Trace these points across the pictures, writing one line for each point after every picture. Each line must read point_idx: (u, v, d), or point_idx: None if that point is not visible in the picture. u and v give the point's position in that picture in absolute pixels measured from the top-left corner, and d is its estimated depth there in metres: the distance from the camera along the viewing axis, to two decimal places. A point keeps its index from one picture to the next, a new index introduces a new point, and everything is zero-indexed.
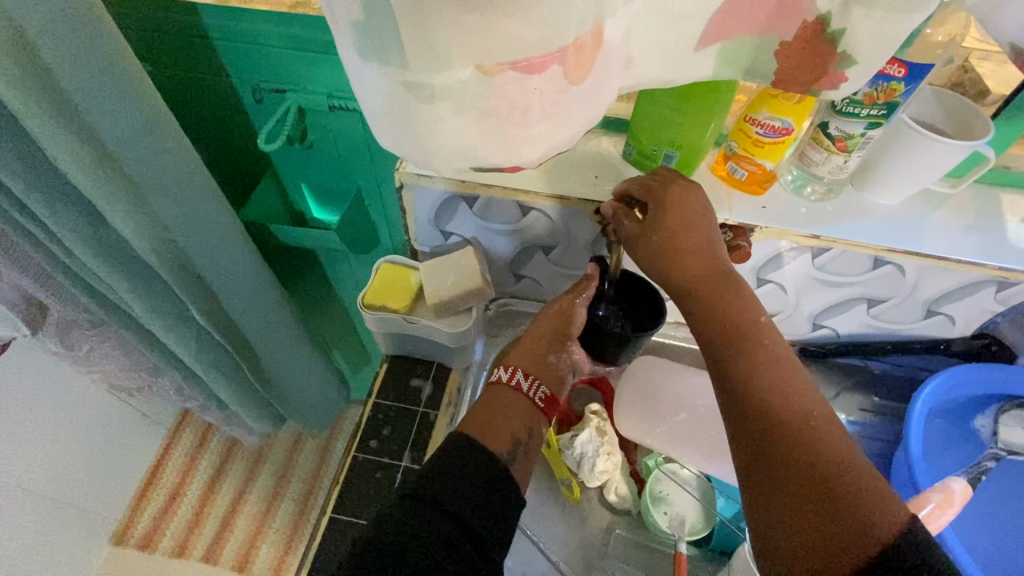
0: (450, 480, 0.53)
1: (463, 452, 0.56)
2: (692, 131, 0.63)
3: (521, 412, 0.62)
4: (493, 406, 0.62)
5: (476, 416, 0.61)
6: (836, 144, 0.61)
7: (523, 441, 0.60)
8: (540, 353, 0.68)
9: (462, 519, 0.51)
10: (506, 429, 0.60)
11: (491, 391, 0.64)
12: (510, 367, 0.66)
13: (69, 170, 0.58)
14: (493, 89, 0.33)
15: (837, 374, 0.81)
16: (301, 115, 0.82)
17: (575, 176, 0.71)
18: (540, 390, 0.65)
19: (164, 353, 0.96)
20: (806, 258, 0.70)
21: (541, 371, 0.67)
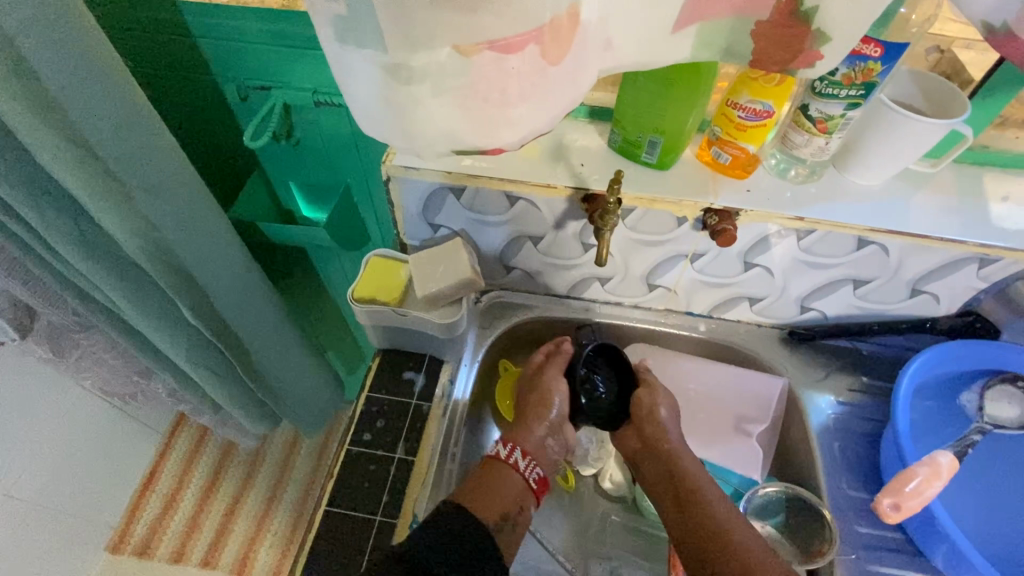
0: (432, 541, 0.53)
1: (449, 517, 0.56)
2: (675, 117, 0.64)
3: (514, 489, 0.62)
4: (488, 482, 0.62)
5: (469, 490, 0.61)
6: (817, 126, 0.62)
7: (511, 516, 0.60)
8: (537, 432, 0.68)
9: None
10: (498, 503, 0.60)
11: (487, 466, 0.64)
12: (509, 443, 0.66)
13: (54, 169, 0.58)
14: (472, 70, 0.34)
15: (824, 356, 0.83)
16: (286, 113, 0.82)
17: (561, 166, 0.71)
18: (535, 471, 0.65)
19: (156, 356, 0.95)
20: (792, 240, 0.71)
21: (536, 451, 0.67)
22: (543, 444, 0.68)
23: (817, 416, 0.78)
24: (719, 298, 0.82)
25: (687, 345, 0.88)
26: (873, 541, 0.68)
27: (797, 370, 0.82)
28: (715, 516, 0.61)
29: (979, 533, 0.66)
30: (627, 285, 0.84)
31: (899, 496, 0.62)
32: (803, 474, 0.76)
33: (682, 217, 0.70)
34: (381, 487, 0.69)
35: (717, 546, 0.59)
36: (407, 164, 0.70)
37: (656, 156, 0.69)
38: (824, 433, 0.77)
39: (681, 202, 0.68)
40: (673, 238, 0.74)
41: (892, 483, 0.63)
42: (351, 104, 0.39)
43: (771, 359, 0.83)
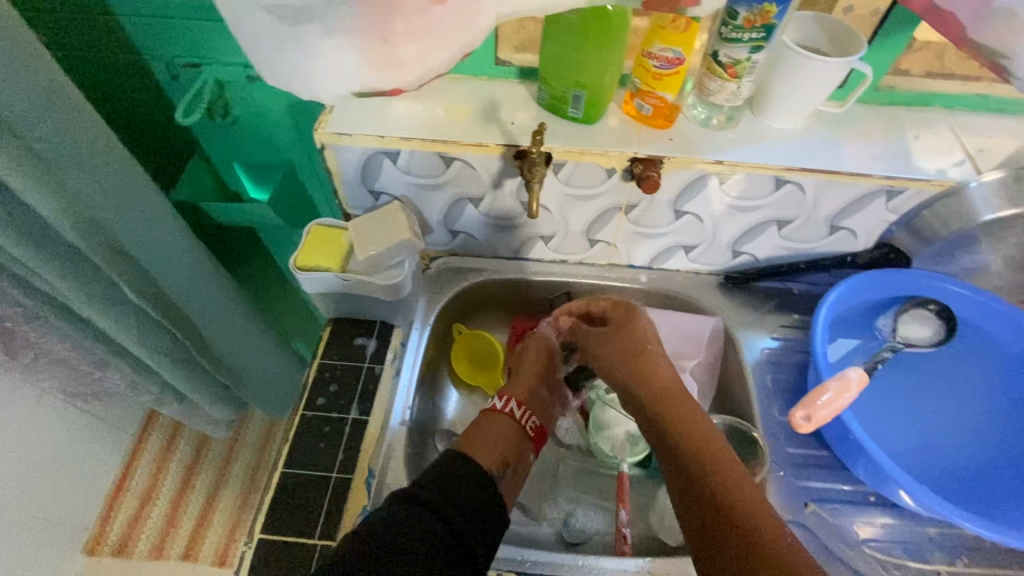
0: (455, 491, 0.56)
1: (469, 463, 0.59)
2: (595, 70, 0.66)
3: (510, 433, 0.68)
4: (488, 428, 0.67)
5: (469, 438, 0.66)
6: (727, 71, 0.66)
7: (512, 461, 0.65)
8: (530, 384, 0.76)
9: (457, 531, 0.53)
10: (497, 450, 0.65)
11: (490, 417, 0.69)
12: (504, 396, 0.72)
13: None
14: (358, 9, 0.35)
15: (757, 297, 0.88)
16: (220, 89, 0.82)
17: (493, 125, 0.73)
18: (529, 419, 0.71)
19: (109, 344, 0.95)
20: (715, 185, 0.74)
21: (531, 403, 0.74)
22: (535, 397, 0.75)
23: (751, 353, 0.83)
24: (657, 248, 0.86)
25: (631, 297, 0.91)
26: (801, 459, 0.73)
27: (733, 312, 0.87)
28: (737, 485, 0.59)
29: (892, 443, 0.72)
30: (569, 242, 0.86)
31: (809, 407, 0.65)
32: (740, 407, 0.81)
33: (610, 169, 0.73)
34: (336, 447, 0.71)
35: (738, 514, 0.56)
36: (340, 131, 0.72)
37: (581, 110, 0.71)
38: (758, 366, 0.82)
39: (607, 154, 0.71)
40: (606, 190, 0.76)
41: (806, 396, 0.66)
42: (253, 53, 0.40)
43: (708, 304, 0.87)
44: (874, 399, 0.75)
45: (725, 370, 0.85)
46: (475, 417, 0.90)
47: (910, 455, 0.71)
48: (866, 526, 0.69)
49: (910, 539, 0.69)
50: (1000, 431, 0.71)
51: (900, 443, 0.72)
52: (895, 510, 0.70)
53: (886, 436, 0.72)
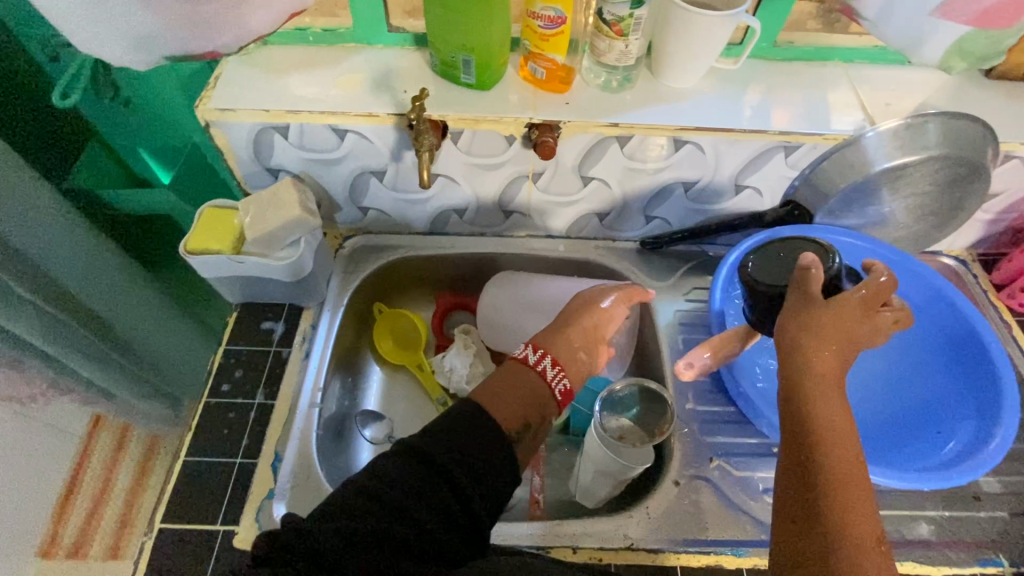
0: (466, 449, 0.50)
1: (478, 422, 0.52)
2: (479, 32, 0.65)
3: (535, 394, 0.59)
4: (511, 383, 0.58)
5: (494, 388, 0.57)
6: (613, 29, 0.65)
7: (533, 425, 0.56)
8: (572, 342, 0.66)
9: (464, 497, 0.48)
10: (519, 409, 0.56)
11: (512, 367, 0.61)
12: (538, 350, 0.63)
13: None
14: None
15: (673, 261, 0.88)
16: (104, 69, 0.79)
17: (385, 94, 0.71)
18: (562, 382, 0.61)
19: (16, 342, 0.91)
20: (615, 148, 0.73)
21: (569, 364, 0.64)
22: (577, 361, 0.65)
23: (664, 316, 0.83)
24: (571, 215, 0.85)
25: (550, 267, 0.91)
26: (707, 416, 0.74)
27: (649, 277, 0.87)
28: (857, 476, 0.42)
29: None
30: (483, 213, 0.85)
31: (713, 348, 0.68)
32: (655, 370, 0.82)
33: (509, 137, 0.72)
34: (241, 432, 0.70)
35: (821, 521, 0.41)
36: (223, 106, 0.69)
37: (473, 76, 0.69)
38: (671, 328, 0.82)
39: (501, 120, 0.70)
40: (508, 158, 0.75)
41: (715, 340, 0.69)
42: None
43: (626, 270, 0.87)
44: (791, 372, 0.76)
45: (642, 334, 0.86)
46: (399, 396, 0.89)
47: None
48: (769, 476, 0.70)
49: None
50: (908, 399, 0.74)
51: None
52: None
53: None
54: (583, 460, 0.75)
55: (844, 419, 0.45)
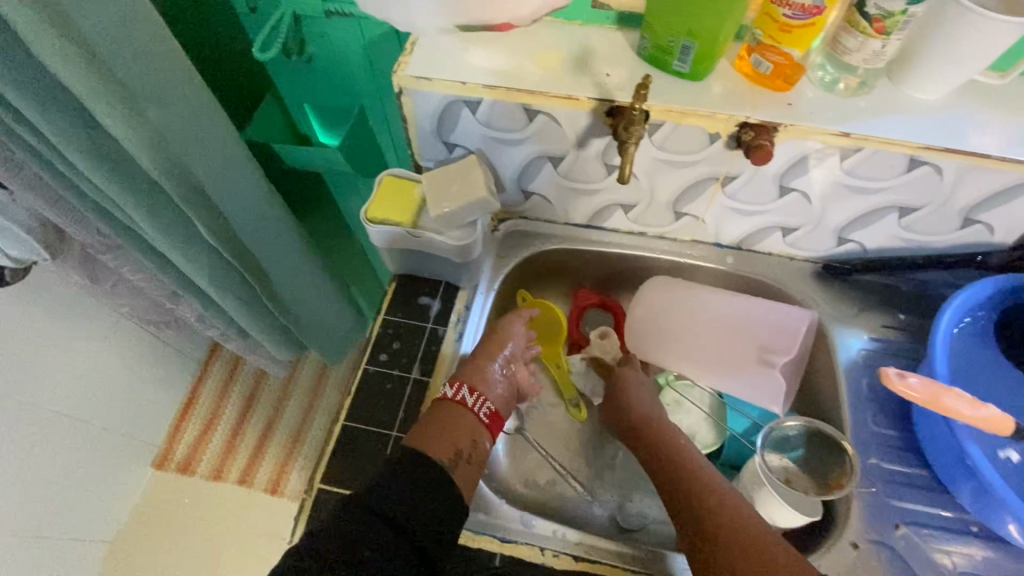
0: (400, 494, 0.56)
1: (416, 465, 0.59)
2: (712, 18, 0.58)
3: (462, 426, 0.64)
4: (437, 422, 0.64)
5: (423, 432, 0.63)
6: (873, 26, 0.55)
7: (465, 452, 0.62)
8: (487, 366, 0.69)
9: (408, 529, 0.54)
10: (450, 440, 0.62)
11: (434, 411, 0.65)
12: (456, 382, 0.67)
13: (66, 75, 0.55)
14: None
15: (859, 292, 0.79)
16: (296, 25, 0.79)
17: (585, 76, 0.66)
18: (484, 406, 0.66)
19: (181, 279, 0.97)
20: (834, 161, 0.65)
21: (489, 385, 0.68)
22: (498, 380, 0.69)
23: (844, 352, 0.75)
24: (751, 227, 0.77)
25: (712, 279, 0.84)
26: (894, 476, 0.67)
27: (829, 305, 0.78)
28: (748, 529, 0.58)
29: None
30: (652, 214, 0.79)
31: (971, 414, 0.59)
32: (825, 409, 0.74)
33: (714, 135, 0.65)
34: (397, 405, 0.70)
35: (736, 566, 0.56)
36: (420, 74, 0.66)
37: (688, 64, 0.63)
38: (852, 369, 0.74)
39: (713, 116, 0.63)
40: (704, 158, 0.68)
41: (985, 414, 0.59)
42: None
43: (802, 295, 0.79)
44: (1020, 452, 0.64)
45: (811, 367, 0.78)
46: None
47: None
48: (962, 557, 0.62)
49: None
50: None
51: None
52: (1000, 543, 0.63)
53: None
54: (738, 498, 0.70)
55: (742, 526, 0.58)
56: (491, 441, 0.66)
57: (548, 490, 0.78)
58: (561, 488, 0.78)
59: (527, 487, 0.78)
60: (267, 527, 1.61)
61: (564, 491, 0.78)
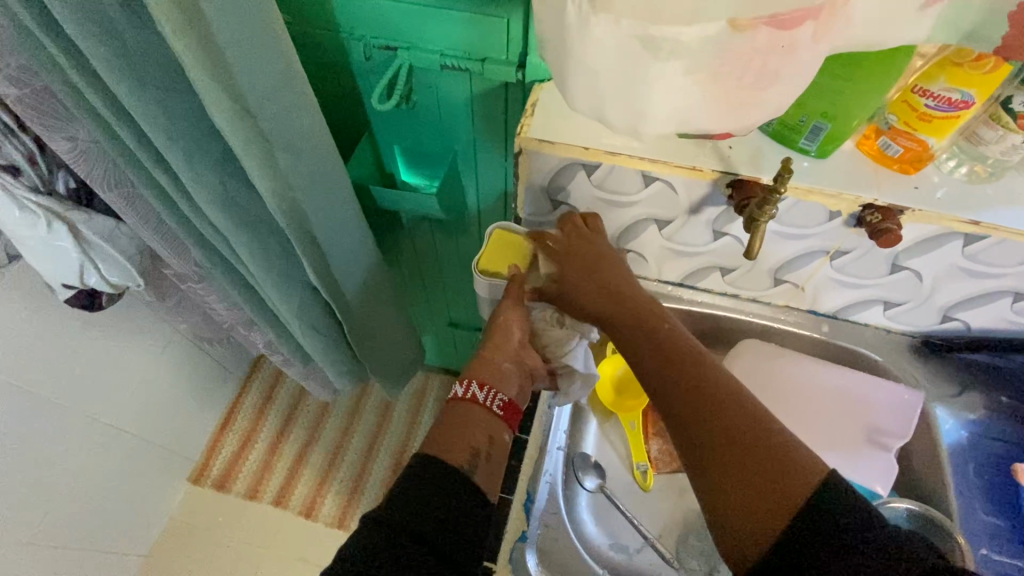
0: (422, 507, 0.55)
1: (432, 471, 0.59)
2: (853, 106, 0.58)
3: (476, 423, 0.66)
4: (452, 421, 0.66)
5: (438, 433, 0.65)
6: (1017, 121, 0.55)
7: (483, 448, 0.65)
8: (496, 362, 0.71)
9: (433, 543, 0.53)
10: (466, 441, 0.64)
11: (448, 411, 0.67)
12: (465, 380, 0.69)
13: (226, 130, 0.58)
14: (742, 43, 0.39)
15: (959, 370, 0.77)
16: (409, 75, 0.81)
17: (707, 147, 0.67)
18: (496, 399, 0.68)
19: (261, 308, 0.98)
20: (957, 245, 0.65)
21: (499, 381, 0.70)
22: (508, 373, 0.71)
23: (947, 433, 0.74)
24: (851, 299, 0.77)
25: (804, 346, 0.83)
26: (1004, 568, 0.66)
27: (928, 382, 0.77)
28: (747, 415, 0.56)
29: None
30: (750, 278, 0.79)
31: None
32: (925, 492, 0.73)
33: (835, 212, 0.65)
34: None
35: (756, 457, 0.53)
36: (543, 137, 0.68)
37: (816, 144, 0.63)
38: (956, 452, 0.73)
39: (839, 196, 0.63)
40: (819, 232, 0.69)
41: None
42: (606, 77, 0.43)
43: (900, 369, 0.78)
44: None
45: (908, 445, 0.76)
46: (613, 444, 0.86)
47: None
48: None
49: None
50: None
51: None
52: None
53: None
54: None
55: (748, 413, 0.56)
56: (508, 431, 0.69)
57: (631, 553, 0.77)
58: (643, 552, 0.77)
59: (611, 549, 0.77)
60: (300, 551, 1.60)
61: (646, 555, 0.77)
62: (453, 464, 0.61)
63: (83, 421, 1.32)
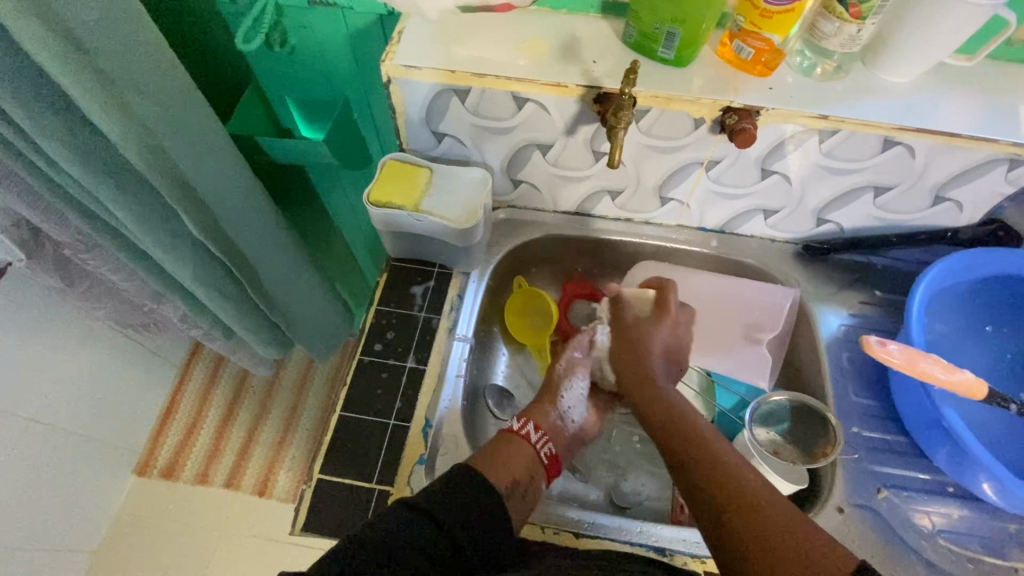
0: (463, 505, 0.53)
1: (473, 481, 0.55)
2: (698, 4, 0.59)
3: (526, 460, 0.61)
4: (504, 457, 0.61)
5: (487, 456, 0.60)
6: (849, 11, 0.58)
7: (522, 484, 0.60)
8: (550, 412, 0.68)
9: (456, 539, 0.51)
10: (508, 469, 0.59)
11: (504, 440, 0.63)
12: (523, 418, 0.66)
13: (53, 70, 0.55)
14: None
15: (837, 270, 0.81)
16: (279, 14, 0.78)
17: (573, 63, 0.67)
18: (546, 445, 0.64)
19: (161, 274, 0.94)
20: (813, 142, 0.67)
21: (553, 430, 0.67)
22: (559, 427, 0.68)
23: (825, 328, 0.78)
24: (733, 210, 0.79)
25: (698, 262, 0.86)
26: (874, 443, 0.70)
27: (810, 284, 0.81)
28: (751, 485, 0.52)
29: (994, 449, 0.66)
30: (639, 199, 0.81)
31: (945, 369, 0.59)
32: (807, 384, 0.77)
33: (699, 119, 0.67)
34: (394, 394, 0.72)
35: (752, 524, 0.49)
36: (407, 62, 0.67)
37: (673, 51, 0.64)
38: (832, 344, 0.77)
39: (699, 101, 0.65)
40: (689, 143, 0.70)
41: (945, 367, 0.60)
42: None
43: (784, 274, 0.82)
44: (989, 411, 0.68)
45: (794, 344, 0.81)
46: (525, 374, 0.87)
47: (1013, 460, 0.65)
48: (940, 516, 0.66)
49: (990, 534, 0.65)
50: None
51: (1003, 452, 0.66)
52: (976, 504, 0.67)
53: (994, 446, 0.66)
54: (728, 465, 0.73)
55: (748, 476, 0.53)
56: (543, 481, 0.63)
57: None
58: (556, 471, 0.79)
59: None
60: (255, 529, 1.54)
61: (559, 473, 0.79)
62: (492, 482, 0.57)
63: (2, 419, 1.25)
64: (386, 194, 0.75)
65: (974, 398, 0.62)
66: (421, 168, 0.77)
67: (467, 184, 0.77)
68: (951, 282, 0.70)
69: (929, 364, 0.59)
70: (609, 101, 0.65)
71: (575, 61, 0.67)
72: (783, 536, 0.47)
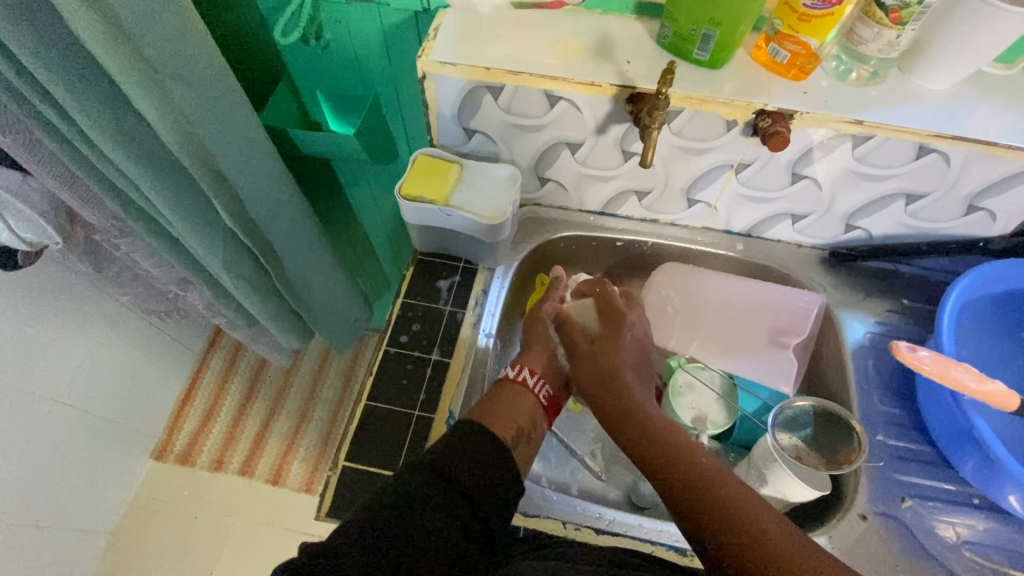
0: (470, 462, 0.54)
1: (473, 438, 0.56)
2: (736, 6, 0.59)
3: (529, 406, 0.65)
4: (502, 399, 0.64)
5: (487, 406, 0.63)
6: (889, 16, 0.58)
7: (526, 431, 0.62)
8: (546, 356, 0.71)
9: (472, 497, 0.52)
10: (511, 416, 0.62)
11: (500, 387, 0.66)
12: (518, 364, 0.69)
13: (103, 58, 0.56)
14: None
15: (864, 277, 0.81)
16: (316, 9, 0.79)
17: (606, 63, 0.67)
18: (545, 389, 0.68)
19: (189, 261, 0.96)
20: (846, 147, 0.67)
21: (547, 374, 0.70)
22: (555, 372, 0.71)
23: (851, 335, 0.77)
24: (760, 214, 0.79)
25: (722, 264, 0.86)
26: (898, 452, 0.69)
27: (835, 290, 0.80)
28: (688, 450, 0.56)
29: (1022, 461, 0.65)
30: (665, 201, 0.81)
31: (974, 377, 0.59)
32: (831, 391, 0.77)
33: (731, 122, 0.67)
34: (418, 385, 0.73)
35: (695, 477, 0.53)
36: (443, 58, 0.67)
37: (708, 52, 0.64)
38: (857, 351, 0.76)
39: (733, 103, 0.65)
40: (719, 145, 0.70)
41: (975, 376, 0.59)
42: None
43: (809, 279, 0.81)
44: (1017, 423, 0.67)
45: (819, 350, 0.80)
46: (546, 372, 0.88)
47: None
48: (965, 527, 0.65)
49: (1018, 548, 0.64)
50: None
51: None
52: (1003, 517, 0.66)
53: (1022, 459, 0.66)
54: (749, 469, 0.72)
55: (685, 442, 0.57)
56: (545, 423, 0.67)
57: (563, 470, 0.79)
58: (575, 468, 0.79)
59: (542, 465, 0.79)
60: (268, 517, 1.55)
61: (578, 471, 0.79)
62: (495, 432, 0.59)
63: (27, 397, 1.28)
64: (416, 188, 0.76)
65: (1006, 409, 0.60)
66: (450, 164, 0.78)
67: (496, 181, 0.77)
68: (980, 293, 0.69)
69: (958, 373, 0.59)
70: (642, 103, 0.65)
71: (609, 61, 0.67)
72: (733, 495, 0.51)
